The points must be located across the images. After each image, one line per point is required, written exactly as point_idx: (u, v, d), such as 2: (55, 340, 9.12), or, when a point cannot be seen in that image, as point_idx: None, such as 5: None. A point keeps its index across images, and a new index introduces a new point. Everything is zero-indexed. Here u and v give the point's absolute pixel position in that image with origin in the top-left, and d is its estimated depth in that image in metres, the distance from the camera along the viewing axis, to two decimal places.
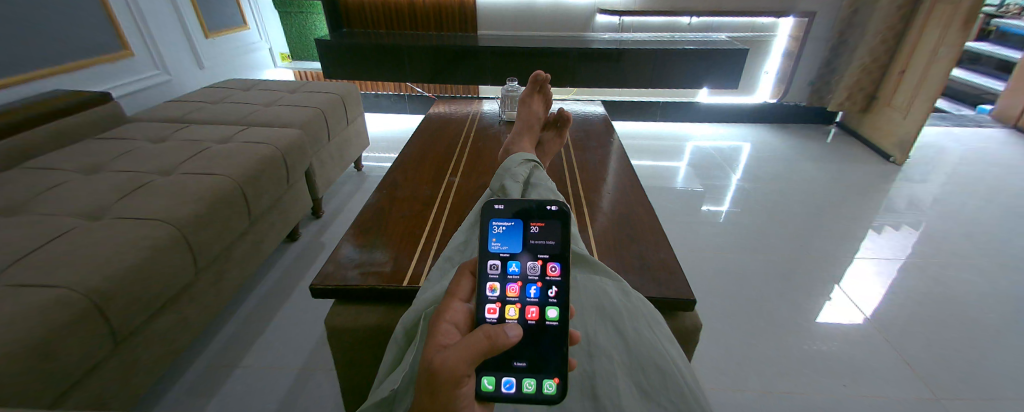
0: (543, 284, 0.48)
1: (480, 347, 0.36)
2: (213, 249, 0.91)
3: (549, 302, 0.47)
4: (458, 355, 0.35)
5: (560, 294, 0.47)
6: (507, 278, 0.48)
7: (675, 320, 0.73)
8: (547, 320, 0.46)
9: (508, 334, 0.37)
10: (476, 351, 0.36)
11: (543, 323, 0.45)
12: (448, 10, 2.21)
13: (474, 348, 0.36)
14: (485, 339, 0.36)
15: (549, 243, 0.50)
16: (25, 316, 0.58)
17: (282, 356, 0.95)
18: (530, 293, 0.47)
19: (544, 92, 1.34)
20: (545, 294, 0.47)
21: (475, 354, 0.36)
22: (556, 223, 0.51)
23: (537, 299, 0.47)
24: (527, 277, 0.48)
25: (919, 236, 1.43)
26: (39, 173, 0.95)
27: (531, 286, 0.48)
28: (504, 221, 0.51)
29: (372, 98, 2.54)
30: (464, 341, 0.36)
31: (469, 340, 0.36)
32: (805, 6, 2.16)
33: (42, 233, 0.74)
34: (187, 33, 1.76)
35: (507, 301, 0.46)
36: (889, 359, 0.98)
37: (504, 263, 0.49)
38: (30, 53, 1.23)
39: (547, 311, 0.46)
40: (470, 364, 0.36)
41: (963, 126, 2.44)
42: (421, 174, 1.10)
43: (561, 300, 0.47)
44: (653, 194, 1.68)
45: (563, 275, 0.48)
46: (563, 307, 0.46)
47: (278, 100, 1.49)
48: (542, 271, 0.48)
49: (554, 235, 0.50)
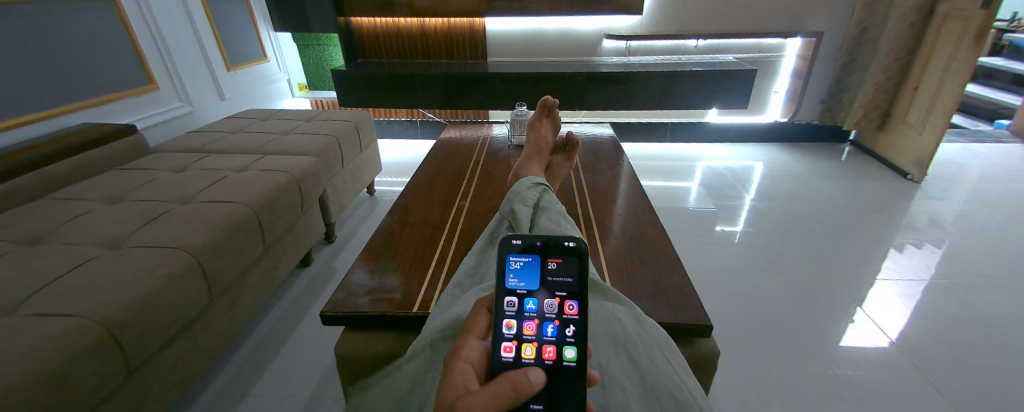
0: (560, 322, 0.47)
1: (504, 395, 0.36)
2: (226, 276, 0.92)
3: (567, 342, 0.46)
4: (481, 406, 0.35)
5: (578, 333, 0.46)
6: (524, 314, 0.47)
7: (691, 347, 0.71)
8: (564, 361, 0.44)
9: (532, 379, 0.36)
10: (499, 403, 0.35)
11: (560, 363, 0.44)
12: (458, 39, 2.29)
13: (493, 395, 0.35)
14: (507, 384, 0.36)
15: (567, 280, 0.50)
16: (42, 346, 0.59)
17: (291, 384, 0.95)
18: (547, 331, 0.46)
19: (551, 116, 1.35)
20: (563, 333, 0.46)
21: (498, 403, 0.35)
22: (575, 259, 0.52)
23: (554, 337, 0.46)
24: (544, 314, 0.48)
25: (943, 256, 1.38)
26: (64, 203, 0.98)
27: (548, 324, 0.47)
28: (522, 257, 0.52)
29: (385, 124, 2.60)
30: (485, 389, 0.36)
31: (491, 386, 0.36)
32: (813, 26, 2.17)
33: (64, 263, 0.76)
34: (210, 66, 1.84)
35: (524, 339, 0.45)
36: (920, 386, 0.93)
37: (520, 299, 0.49)
38: (61, 88, 1.29)
39: (564, 350, 0.45)
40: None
41: (981, 141, 2.39)
42: (431, 199, 1.11)
43: (579, 338, 0.46)
44: (664, 215, 1.67)
45: (580, 313, 0.48)
46: (581, 347, 0.45)
47: (295, 128, 1.53)
48: (559, 308, 0.48)
49: (571, 272, 0.51)
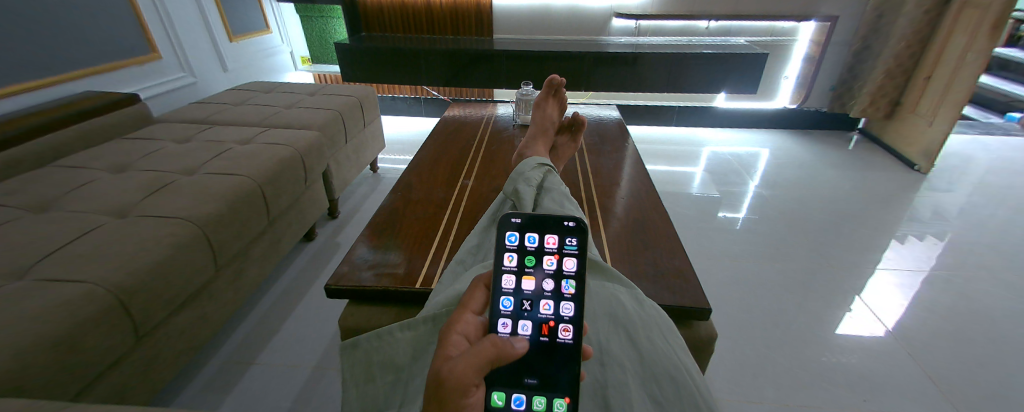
0: (556, 300, 0.48)
1: (488, 355, 0.37)
2: (232, 248, 0.93)
3: (564, 319, 0.47)
4: (464, 364, 0.36)
5: (575, 311, 0.48)
6: (502, 290, 0.47)
7: (689, 329, 0.72)
8: (559, 337, 0.46)
9: (515, 347, 0.39)
10: (482, 362, 0.37)
11: (555, 340, 0.45)
12: (464, 13, 2.24)
13: (482, 357, 0.37)
14: (492, 348, 0.38)
15: (548, 258, 0.51)
16: (51, 310, 0.60)
17: (297, 355, 0.97)
18: (543, 309, 0.48)
19: (558, 96, 1.33)
20: (559, 311, 0.48)
21: (483, 366, 0.37)
22: (559, 235, 0.53)
23: (551, 314, 0.47)
24: (520, 291, 0.48)
25: (944, 248, 1.38)
26: (69, 171, 0.98)
27: (543, 302, 0.48)
28: (505, 233, 0.52)
29: (389, 100, 2.57)
30: (472, 351, 0.37)
31: (479, 347, 0.37)
32: (828, 10, 2.11)
33: (70, 230, 0.76)
34: (212, 36, 1.80)
35: (520, 316, 0.46)
36: (912, 374, 0.95)
37: (498, 275, 0.49)
38: (62, 55, 1.28)
39: (560, 326, 0.47)
40: (477, 376, 0.36)
41: (990, 134, 2.36)
42: (434, 177, 1.10)
43: (576, 318, 0.47)
44: (668, 198, 1.67)
45: (576, 292, 0.49)
46: (577, 325, 0.47)
47: (298, 102, 1.52)
48: (557, 287, 0.49)
49: (570, 251, 0.52)
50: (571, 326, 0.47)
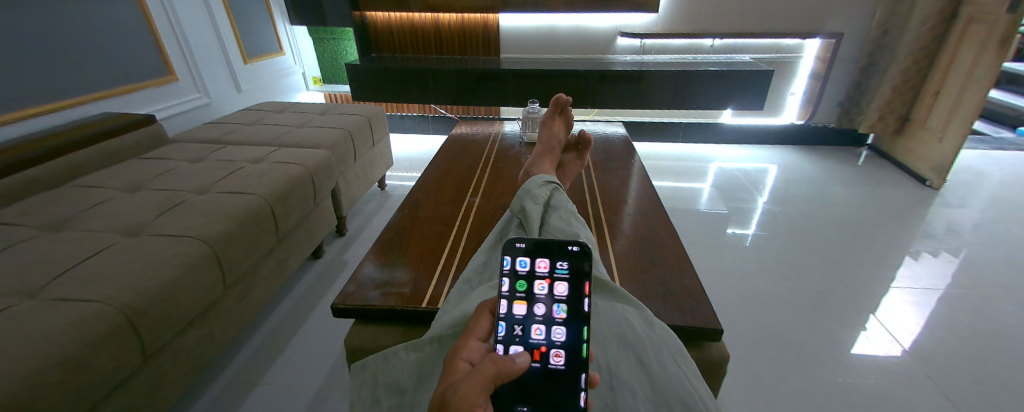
0: (547, 324, 0.48)
1: (489, 374, 0.37)
2: (241, 266, 0.94)
3: (555, 344, 0.47)
4: (470, 385, 0.35)
5: (567, 336, 0.47)
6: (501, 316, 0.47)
7: (701, 351, 0.70)
8: (552, 363, 0.45)
9: (515, 362, 0.38)
10: (486, 382, 0.37)
11: (545, 365, 0.45)
12: (471, 34, 2.29)
13: (484, 376, 0.37)
14: (494, 368, 0.37)
15: (539, 282, 0.51)
16: (63, 330, 0.61)
17: (302, 375, 0.96)
18: (534, 334, 0.47)
19: (564, 114, 1.34)
20: (551, 336, 0.47)
21: (485, 386, 0.36)
22: (550, 259, 0.53)
23: (543, 340, 0.47)
24: (511, 316, 0.48)
25: (960, 264, 1.35)
26: (84, 191, 1.00)
27: (534, 327, 0.47)
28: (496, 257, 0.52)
29: (397, 118, 2.61)
30: (473, 372, 0.37)
31: (479, 368, 0.37)
32: (833, 27, 2.12)
33: (82, 250, 0.77)
34: (227, 58, 1.85)
35: (510, 341, 0.46)
36: (932, 396, 0.92)
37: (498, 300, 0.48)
38: (83, 78, 1.32)
39: (552, 352, 0.46)
40: (482, 396, 0.36)
41: (1003, 148, 2.33)
42: (442, 194, 1.11)
43: (569, 343, 0.46)
44: (675, 215, 1.66)
45: (568, 317, 0.49)
46: (569, 350, 0.46)
47: (308, 121, 1.54)
48: (548, 312, 0.49)
49: (561, 274, 0.52)
50: (563, 352, 0.46)
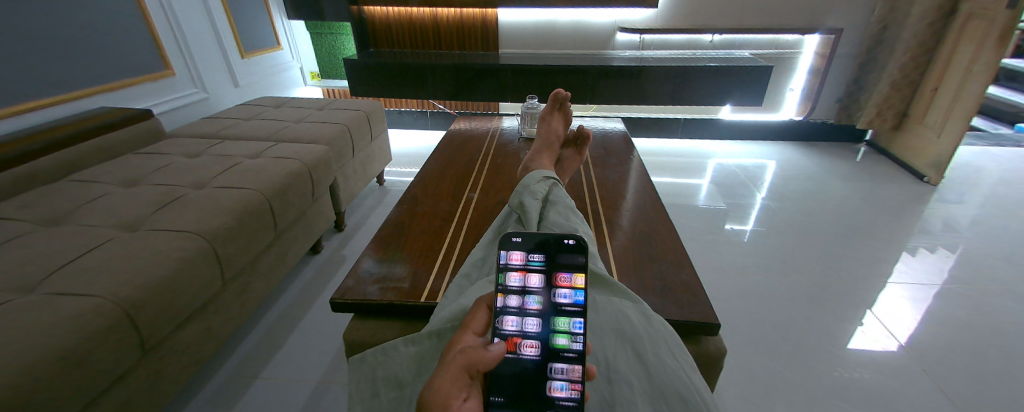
0: (520, 315, 0.48)
1: (461, 365, 0.37)
2: (240, 261, 0.94)
3: (527, 335, 0.47)
4: (444, 378, 0.36)
5: (540, 326, 0.47)
6: (505, 310, 0.47)
7: (697, 345, 0.71)
8: (523, 352, 0.46)
9: (488, 352, 0.39)
10: (458, 374, 0.37)
11: (519, 355, 0.45)
12: (471, 30, 2.28)
13: (456, 367, 0.37)
14: (464, 360, 0.38)
15: (512, 274, 0.51)
16: (61, 324, 0.61)
17: (301, 370, 0.96)
18: (506, 325, 0.47)
19: (563, 110, 1.33)
20: (523, 326, 0.47)
21: (458, 379, 0.36)
22: (522, 251, 0.53)
23: (515, 330, 0.46)
24: (505, 308, 0.47)
25: (956, 260, 1.36)
26: (81, 186, 1.00)
27: (508, 318, 0.47)
28: None
29: (395, 114, 2.60)
30: (446, 364, 0.37)
31: (450, 360, 0.37)
32: (832, 23, 2.12)
33: (80, 244, 0.77)
34: (224, 52, 1.84)
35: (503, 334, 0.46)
36: (927, 390, 0.92)
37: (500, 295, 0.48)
38: (78, 72, 1.31)
39: (523, 342, 0.46)
40: (458, 389, 0.36)
41: (1001, 145, 2.34)
42: (441, 190, 1.11)
43: (540, 333, 0.47)
44: (674, 211, 1.66)
45: (541, 308, 0.49)
46: (542, 341, 0.47)
47: (307, 117, 1.54)
48: (521, 302, 0.49)
49: (535, 266, 0.52)
50: (535, 342, 0.46)
